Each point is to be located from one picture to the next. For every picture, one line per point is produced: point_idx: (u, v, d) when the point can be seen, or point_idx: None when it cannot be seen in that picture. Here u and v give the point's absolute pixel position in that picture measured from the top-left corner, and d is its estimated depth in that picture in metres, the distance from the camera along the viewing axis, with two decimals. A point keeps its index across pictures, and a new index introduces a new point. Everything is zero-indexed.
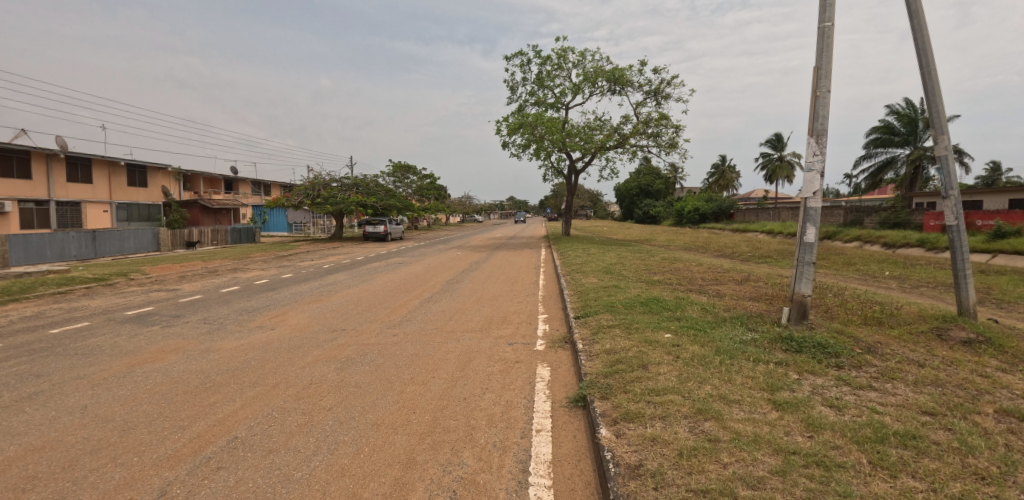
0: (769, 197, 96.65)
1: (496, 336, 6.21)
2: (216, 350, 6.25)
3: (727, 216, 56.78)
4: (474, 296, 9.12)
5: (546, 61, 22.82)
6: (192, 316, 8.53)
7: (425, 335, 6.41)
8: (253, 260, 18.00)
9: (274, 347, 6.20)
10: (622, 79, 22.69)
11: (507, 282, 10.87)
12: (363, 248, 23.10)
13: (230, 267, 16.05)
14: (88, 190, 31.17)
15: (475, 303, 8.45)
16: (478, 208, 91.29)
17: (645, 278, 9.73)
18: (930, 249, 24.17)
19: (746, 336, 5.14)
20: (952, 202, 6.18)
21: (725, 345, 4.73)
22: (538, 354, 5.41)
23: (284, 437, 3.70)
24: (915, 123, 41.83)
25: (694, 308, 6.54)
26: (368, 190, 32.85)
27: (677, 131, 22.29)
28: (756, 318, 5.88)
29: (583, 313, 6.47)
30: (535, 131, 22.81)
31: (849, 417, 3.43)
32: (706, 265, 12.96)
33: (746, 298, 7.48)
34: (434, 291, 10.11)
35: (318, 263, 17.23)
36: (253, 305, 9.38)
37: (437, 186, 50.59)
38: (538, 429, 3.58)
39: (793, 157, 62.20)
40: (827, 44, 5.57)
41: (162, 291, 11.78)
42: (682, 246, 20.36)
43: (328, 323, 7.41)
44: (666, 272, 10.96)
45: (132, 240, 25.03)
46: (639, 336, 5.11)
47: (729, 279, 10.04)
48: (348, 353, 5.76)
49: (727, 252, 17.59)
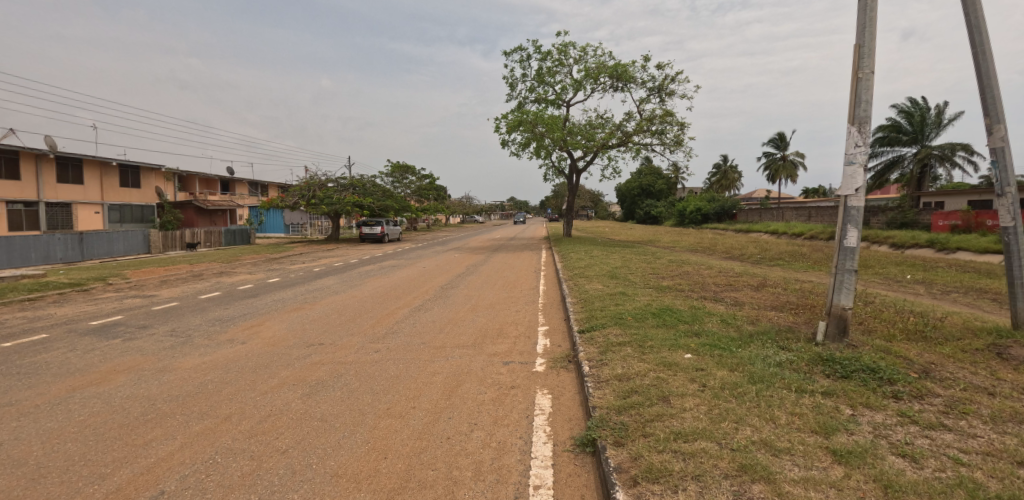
0: (772, 197, 95.87)
1: (489, 353, 5.47)
2: (173, 370, 5.52)
3: (729, 216, 56.07)
4: (468, 304, 8.40)
5: (546, 56, 22.05)
6: (160, 327, 7.79)
7: (410, 352, 5.67)
8: (242, 263, 17.30)
9: (238, 367, 5.48)
10: (625, 75, 21.91)
11: (505, 287, 10.14)
12: (358, 250, 22.39)
13: (217, 271, 15.31)
14: (80, 191, 30.50)
15: (469, 313, 7.70)
16: (478, 209, 90.61)
17: (654, 284, 9.00)
18: (940, 249, 23.56)
19: (780, 357, 4.40)
20: (1008, 200, 5.46)
21: (759, 369, 4.00)
22: (537, 377, 4.67)
23: (220, 492, 2.97)
24: (924, 121, 40.97)
25: (713, 321, 5.80)
26: (364, 190, 32.17)
27: (683, 128, 21.55)
28: (787, 334, 5.14)
29: (588, 326, 5.75)
30: (536, 129, 22.07)
31: (930, 474, 2.68)
32: (716, 268, 12.22)
33: (769, 308, 6.73)
34: (426, 297, 9.38)
35: (309, 266, 16.51)
36: (229, 314, 8.64)
37: (436, 186, 49.89)
38: (536, 485, 2.84)
39: (796, 157, 61.41)
40: (871, 18, 4.84)
41: (137, 298, 11.06)
42: (688, 248, 19.60)
43: (305, 337, 6.68)
44: (675, 277, 10.23)
45: (122, 241, 24.40)
46: (656, 357, 4.37)
47: (744, 285, 9.31)
48: (319, 374, 5.03)
49: (735, 254, 16.88)
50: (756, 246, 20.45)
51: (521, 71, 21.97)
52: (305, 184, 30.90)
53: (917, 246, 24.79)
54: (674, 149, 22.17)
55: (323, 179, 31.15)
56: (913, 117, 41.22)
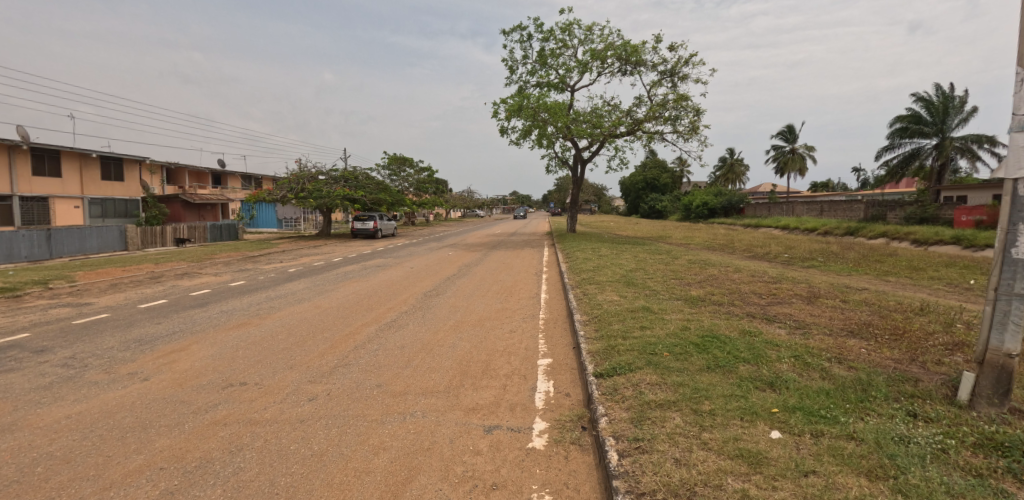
0: (779, 190, 93.65)
1: (466, 408, 3.79)
2: (15, 430, 3.86)
3: (736, 211, 54.31)
4: (451, 321, 6.72)
5: (548, 36, 20.12)
6: (58, 354, 6.10)
7: (356, 404, 4.00)
8: (213, 263, 15.66)
9: (104, 430, 3.82)
10: (636, 55, 19.94)
11: (499, 295, 8.40)
12: (346, 247, 20.74)
13: (180, 272, 13.64)
14: (57, 184, 28.87)
15: (452, 333, 6.04)
16: (478, 203, 88.97)
17: (684, 295, 7.22)
18: (967, 246, 21.75)
19: (931, 446, 2.71)
20: None
21: (919, 485, 2.30)
22: (533, 463, 2.96)
23: None
24: (946, 110, 38.99)
25: (785, 359, 4.11)
26: (356, 183, 30.40)
27: (699, 114, 19.66)
28: (909, 392, 3.45)
29: (607, 367, 4.05)
30: (537, 115, 20.23)
31: None
32: (746, 272, 10.45)
33: (849, 337, 5.03)
34: (403, 309, 7.71)
35: (283, 266, 14.80)
36: (154, 332, 6.94)
37: (435, 180, 48.08)
38: None
39: (806, 149, 59.36)
40: None
41: (68, 307, 9.37)
42: (703, 246, 17.97)
43: (227, 371, 5.04)
44: (703, 284, 8.44)
45: (96, 238, 22.70)
46: (726, 442, 2.70)
47: (793, 296, 7.53)
48: (211, 447, 3.39)
49: (759, 253, 15.12)
50: (778, 243, 18.70)
51: (522, 52, 20.07)
52: (294, 177, 29.33)
53: (941, 243, 23.01)
54: (689, 137, 20.31)
55: (313, 171, 29.49)
56: (935, 106, 39.22)
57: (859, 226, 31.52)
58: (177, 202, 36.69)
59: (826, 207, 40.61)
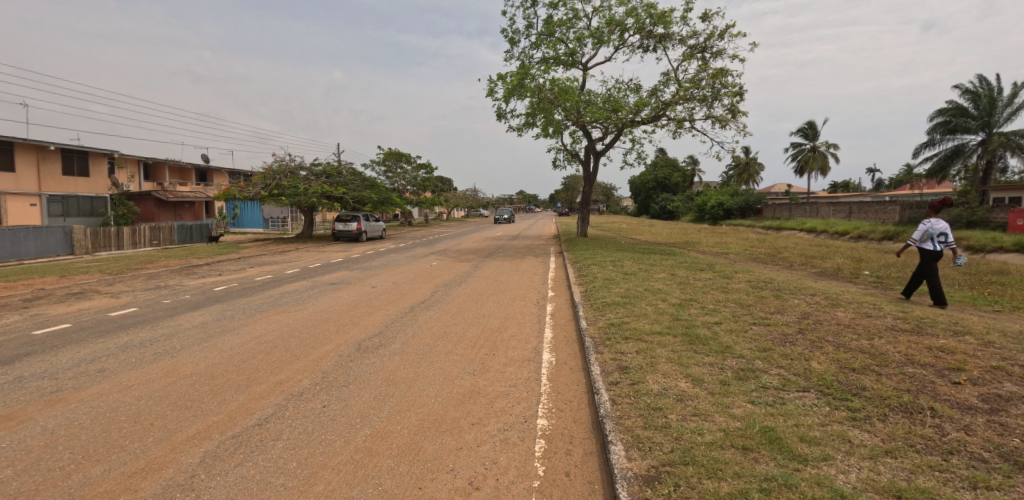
0: (798, 192, 88.53)
1: None
2: None
3: (754, 212, 50.75)
4: (358, 434, 3.42)
5: (557, 2, 16.66)
6: None
7: None
8: (132, 277, 12.45)
9: None
10: (662, 23, 16.46)
11: (472, 354, 5.12)
12: (313, 255, 17.45)
13: (72, 291, 10.43)
14: (11, 179, 25.73)
15: (342, 487, 2.78)
16: (481, 204, 85.74)
17: (813, 378, 3.81)
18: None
19: None
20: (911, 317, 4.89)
21: None
22: None
23: None
24: (994, 103, 34.91)
25: None
26: (339, 180, 27.12)
27: (740, 95, 16.20)
28: None
29: None
30: (544, 96, 16.82)
31: None
32: (849, 305, 6.95)
33: None
34: (301, 384, 4.47)
35: (211, 282, 11.43)
36: None
37: (433, 177, 44.68)
38: None
39: (829, 146, 55.39)
40: None
41: None
42: (745, 256, 14.52)
43: None
44: (815, 340, 4.99)
45: (33, 241, 19.53)
46: None
47: (1004, 378, 4.05)
48: None
49: (825, 269, 11.72)
50: (837, 255, 15.01)
51: (524, 21, 16.69)
52: (270, 171, 26.09)
53: (1005, 253, 19.46)
54: (725, 123, 16.90)
55: (293, 165, 26.34)
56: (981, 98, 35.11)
57: (900, 229, 27.81)
58: (151, 200, 33.54)
59: (857, 208, 36.72)
